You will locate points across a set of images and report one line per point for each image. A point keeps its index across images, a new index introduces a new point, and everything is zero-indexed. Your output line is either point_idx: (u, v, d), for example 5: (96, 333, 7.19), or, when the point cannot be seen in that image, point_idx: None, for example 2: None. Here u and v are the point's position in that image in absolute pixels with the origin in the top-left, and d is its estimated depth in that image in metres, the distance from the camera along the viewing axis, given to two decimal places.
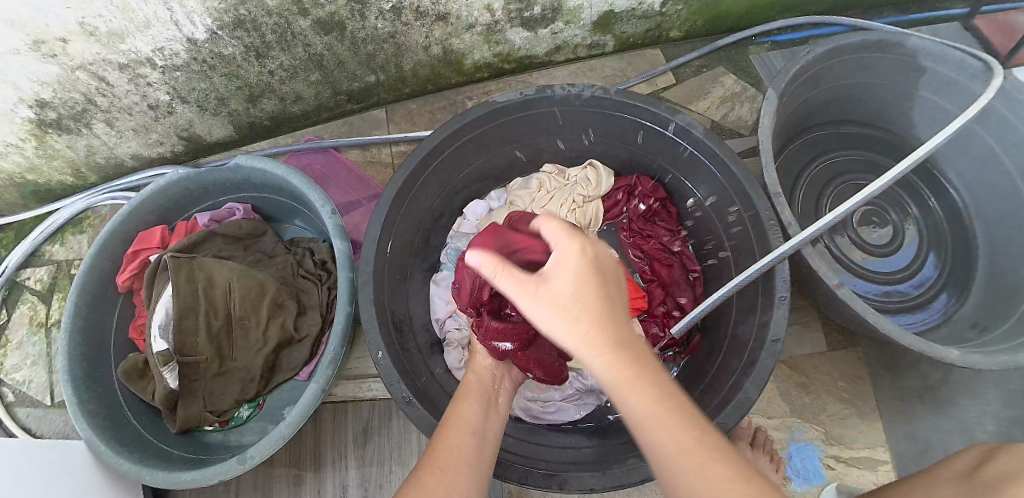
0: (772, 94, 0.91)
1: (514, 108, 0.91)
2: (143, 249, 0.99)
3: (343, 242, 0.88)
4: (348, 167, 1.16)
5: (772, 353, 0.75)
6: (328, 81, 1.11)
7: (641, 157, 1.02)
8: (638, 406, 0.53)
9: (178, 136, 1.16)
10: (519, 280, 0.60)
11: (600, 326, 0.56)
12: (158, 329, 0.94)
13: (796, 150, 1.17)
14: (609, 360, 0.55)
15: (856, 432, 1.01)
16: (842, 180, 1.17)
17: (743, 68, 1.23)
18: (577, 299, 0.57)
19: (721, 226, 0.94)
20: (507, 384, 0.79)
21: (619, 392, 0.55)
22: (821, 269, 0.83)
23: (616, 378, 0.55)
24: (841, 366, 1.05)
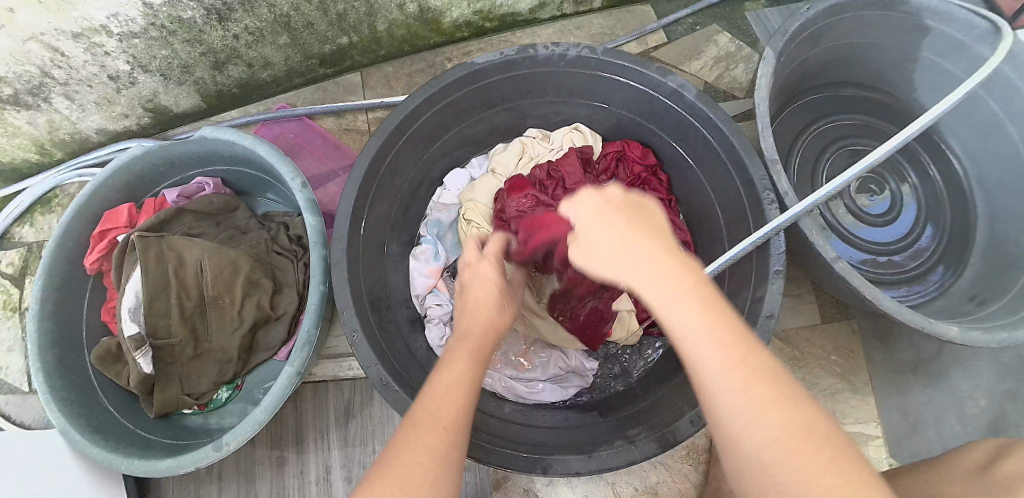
0: (769, 52, 0.85)
1: (493, 70, 0.85)
2: (110, 230, 0.95)
3: (316, 217, 0.84)
4: (323, 136, 1.10)
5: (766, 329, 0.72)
6: (297, 44, 1.04)
7: (630, 120, 0.96)
8: (740, 400, 0.44)
9: (143, 108, 1.10)
10: (590, 230, 0.56)
11: (667, 259, 0.52)
12: (127, 313, 0.90)
13: (795, 110, 1.11)
14: (690, 314, 0.48)
15: (849, 407, 1.00)
16: (842, 142, 1.12)
17: (739, 25, 1.16)
18: (605, 209, 0.58)
19: (714, 195, 0.90)
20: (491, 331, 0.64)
21: (702, 367, 0.46)
22: (820, 242, 0.79)
23: (696, 339, 0.47)
24: (835, 337, 1.03)
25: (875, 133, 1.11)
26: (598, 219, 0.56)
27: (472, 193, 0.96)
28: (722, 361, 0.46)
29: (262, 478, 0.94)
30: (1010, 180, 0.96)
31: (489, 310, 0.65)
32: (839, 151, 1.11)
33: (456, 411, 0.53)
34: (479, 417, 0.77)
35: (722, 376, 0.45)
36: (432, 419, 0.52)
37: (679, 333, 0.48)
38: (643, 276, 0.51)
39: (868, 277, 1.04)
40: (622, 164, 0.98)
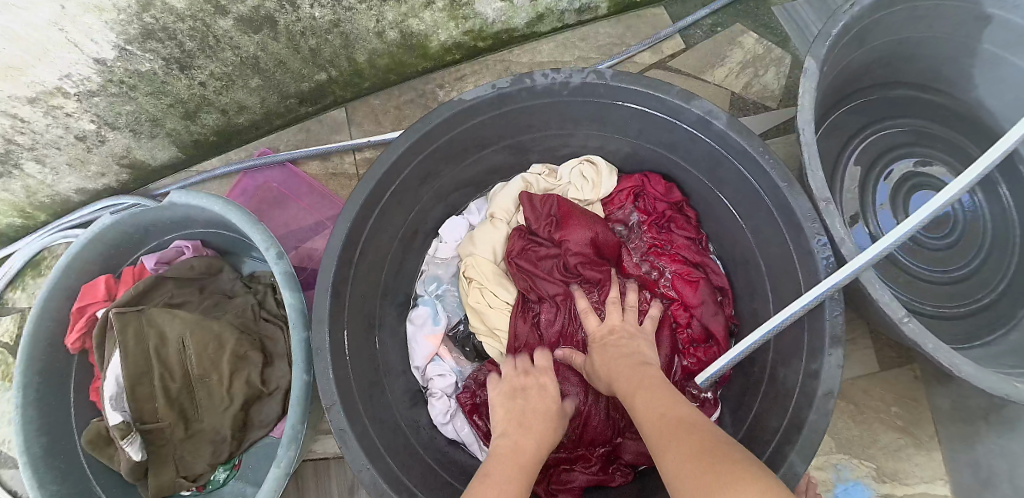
0: (812, 63, 0.71)
1: (485, 106, 0.74)
2: (88, 305, 0.91)
3: (296, 293, 0.75)
4: (307, 183, 0.96)
5: (823, 411, 0.63)
6: (272, 85, 0.93)
7: (647, 152, 0.84)
8: (655, 426, 0.54)
9: (120, 164, 1.02)
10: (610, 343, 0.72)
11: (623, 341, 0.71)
12: (109, 401, 0.85)
13: (844, 115, 0.96)
14: (629, 358, 0.67)
15: (911, 465, 0.87)
16: (895, 152, 0.96)
17: (766, 23, 1.02)
18: (627, 367, 0.66)
19: (754, 242, 0.79)
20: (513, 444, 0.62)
21: (645, 421, 0.56)
22: (886, 299, 0.66)
23: (641, 406, 0.58)
24: (894, 386, 0.90)
25: (932, 137, 0.96)
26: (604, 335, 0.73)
27: (471, 246, 0.85)
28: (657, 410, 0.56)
29: None
30: None
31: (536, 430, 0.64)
32: (890, 165, 0.96)
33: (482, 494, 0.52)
34: None
35: (648, 422, 0.56)
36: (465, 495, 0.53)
37: (633, 406, 0.60)
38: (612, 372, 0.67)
39: (930, 316, 0.89)
40: (642, 200, 0.86)
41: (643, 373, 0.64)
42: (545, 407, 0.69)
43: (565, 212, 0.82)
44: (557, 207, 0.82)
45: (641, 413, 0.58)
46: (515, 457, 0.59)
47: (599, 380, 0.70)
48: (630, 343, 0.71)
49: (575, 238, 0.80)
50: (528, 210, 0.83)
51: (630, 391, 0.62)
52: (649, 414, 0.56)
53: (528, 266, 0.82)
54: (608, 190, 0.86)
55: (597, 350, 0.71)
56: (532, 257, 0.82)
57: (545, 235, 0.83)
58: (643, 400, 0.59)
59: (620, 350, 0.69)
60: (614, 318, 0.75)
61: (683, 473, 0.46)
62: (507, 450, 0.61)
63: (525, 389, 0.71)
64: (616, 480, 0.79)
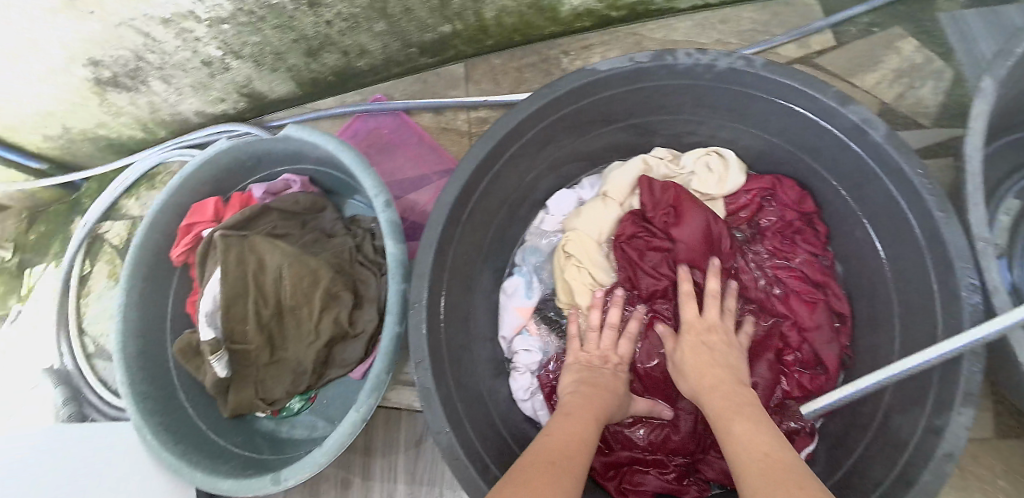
0: (988, 84, 0.65)
1: (619, 79, 0.71)
2: (196, 223, 0.95)
3: (398, 244, 0.76)
4: (418, 135, 0.96)
5: (938, 473, 0.61)
6: (396, 31, 0.92)
7: (786, 153, 0.80)
8: (732, 438, 0.54)
9: (239, 93, 1.05)
10: (694, 341, 0.69)
11: (709, 344, 0.68)
12: (205, 316, 0.89)
13: (1003, 145, 0.87)
14: (716, 362, 0.65)
15: None
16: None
17: (929, 30, 0.92)
18: (707, 376, 0.64)
19: (891, 273, 0.74)
20: (585, 407, 0.62)
21: (724, 430, 0.56)
22: None
23: (720, 416, 0.57)
24: (1016, 457, 0.83)
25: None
26: (689, 334, 0.69)
27: (576, 221, 0.83)
28: (738, 424, 0.55)
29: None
30: None
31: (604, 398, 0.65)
32: None
33: (569, 449, 0.53)
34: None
35: (729, 431, 0.55)
36: (544, 444, 0.54)
37: (711, 414, 0.59)
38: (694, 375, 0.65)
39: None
40: (771, 204, 0.82)
41: (736, 395, 0.60)
42: (618, 390, 0.69)
43: (679, 202, 0.78)
44: (672, 196, 0.78)
45: (737, 439, 0.53)
46: (582, 420, 0.60)
47: (683, 376, 0.67)
48: (724, 353, 0.67)
49: (683, 231, 0.77)
50: (645, 196, 0.80)
51: (722, 421, 0.57)
52: (745, 447, 0.51)
53: (635, 253, 0.79)
54: (733, 188, 0.81)
55: (689, 342, 0.68)
56: (641, 245, 0.80)
57: (654, 222, 0.79)
58: (742, 433, 0.54)
59: (715, 358, 0.66)
60: (713, 315, 0.70)
61: (760, 482, 0.46)
62: (578, 399, 0.64)
63: (602, 366, 0.71)
64: (690, 492, 0.76)
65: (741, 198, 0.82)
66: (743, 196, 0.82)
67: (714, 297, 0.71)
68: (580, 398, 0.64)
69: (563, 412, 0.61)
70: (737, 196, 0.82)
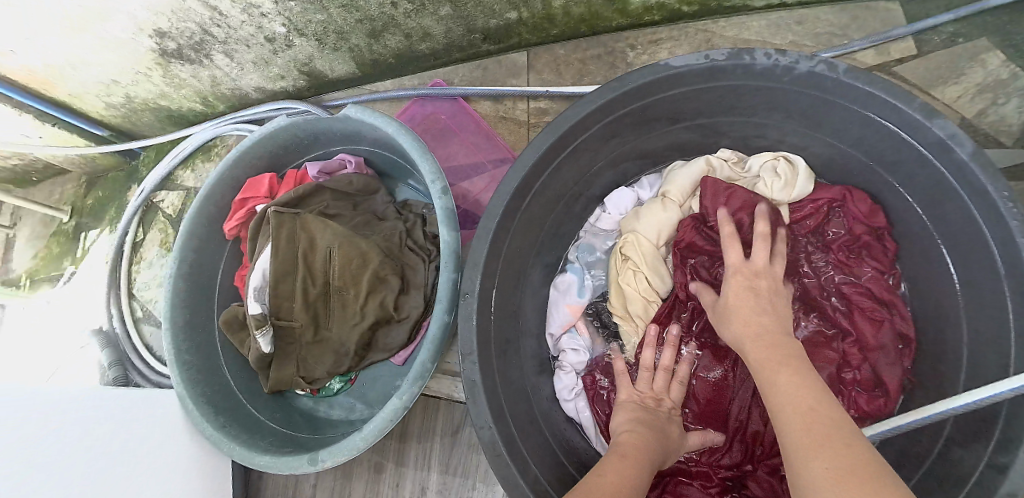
0: None
1: (693, 76, 0.68)
2: (250, 199, 0.96)
3: (453, 233, 0.74)
4: (474, 120, 0.93)
5: None
6: (460, 16, 0.90)
7: (863, 165, 0.75)
8: (781, 402, 0.53)
9: (299, 70, 1.05)
10: (742, 285, 0.66)
11: (760, 290, 0.65)
12: (253, 291, 0.91)
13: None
14: (763, 308, 0.63)
15: None
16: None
17: (1021, 43, 0.84)
18: (755, 330, 0.62)
19: (964, 302, 0.69)
20: (634, 445, 0.61)
21: (771, 392, 0.55)
22: None
23: (768, 375, 0.57)
24: None
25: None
26: (736, 283, 0.67)
27: (636, 222, 0.80)
28: (785, 387, 0.54)
29: (359, 479, 0.91)
30: None
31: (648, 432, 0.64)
32: None
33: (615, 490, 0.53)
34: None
35: (777, 393, 0.54)
36: (592, 484, 0.53)
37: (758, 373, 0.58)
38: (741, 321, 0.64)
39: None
40: (838, 216, 0.77)
41: (782, 346, 0.59)
42: (672, 434, 0.67)
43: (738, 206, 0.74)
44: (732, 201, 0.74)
45: (781, 406, 0.52)
46: (631, 456, 0.59)
47: (726, 321, 0.66)
48: (773, 302, 0.64)
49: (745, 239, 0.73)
50: (710, 204, 0.76)
51: (767, 371, 0.57)
52: (791, 404, 0.52)
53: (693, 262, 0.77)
54: (800, 194, 0.77)
55: (733, 288, 0.66)
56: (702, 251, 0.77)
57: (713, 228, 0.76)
58: (783, 394, 0.53)
59: (759, 305, 0.64)
60: (761, 259, 0.67)
61: (811, 462, 0.45)
62: (626, 440, 0.62)
63: (657, 411, 0.69)
64: None
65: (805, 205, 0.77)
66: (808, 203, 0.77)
67: (763, 240, 0.68)
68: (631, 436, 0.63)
69: (619, 453, 0.60)
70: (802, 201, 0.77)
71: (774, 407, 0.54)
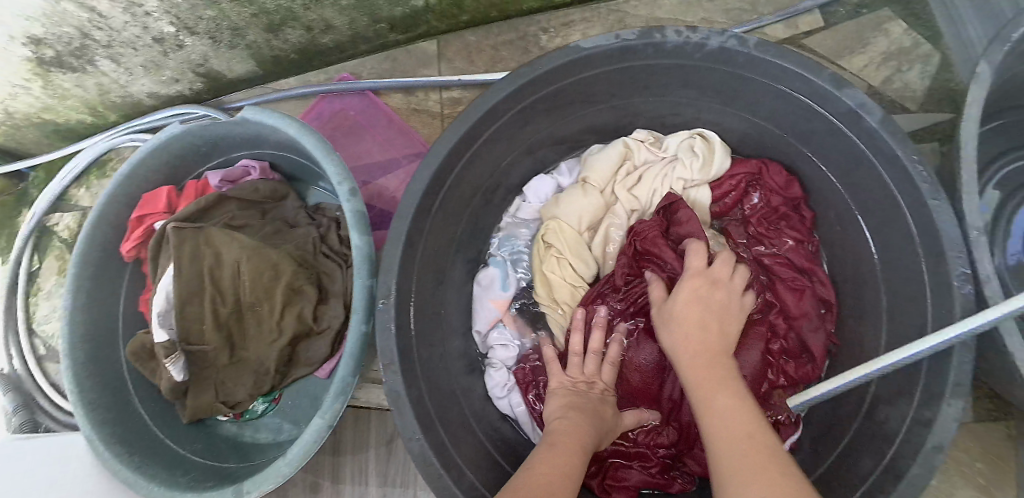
0: (983, 70, 0.64)
1: (605, 57, 0.66)
2: (147, 216, 0.88)
3: (364, 237, 0.70)
4: (387, 115, 0.89)
5: (929, 466, 0.58)
6: (363, 5, 0.84)
7: (776, 136, 0.75)
8: (717, 421, 0.51)
9: (195, 72, 0.97)
10: (688, 294, 0.64)
11: (701, 302, 0.63)
12: (158, 317, 0.84)
13: (984, 133, 0.87)
14: (704, 321, 0.61)
15: None
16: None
17: (919, 11, 0.86)
18: (692, 345, 0.60)
19: (880, 266, 0.70)
20: (569, 433, 0.58)
21: (707, 412, 0.53)
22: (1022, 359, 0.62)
23: (706, 395, 0.55)
24: (984, 439, 0.84)
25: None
26: (687, 294, 0.63)
27: (555, 209, 0.78)
28: (722, 410, 0.52)
29: None
30: None
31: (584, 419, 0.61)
32: None
33: (549, 485, 0.50)
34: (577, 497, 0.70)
35: (712, 415, 0.52)
36: (527, 482, 0.50)
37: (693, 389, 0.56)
38: (679, 331, 0.61)
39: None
40: (756, 189, 0.78)
41: (721, 365, 0.58)
42: (606, 415, 0.65)
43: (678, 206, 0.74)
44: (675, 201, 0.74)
45: (716, 429, 0.51)
46: (566, 448, 0.56)
47: (667, 325, 0.63)
48: (723, 311, 0.63)
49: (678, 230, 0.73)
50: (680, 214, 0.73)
51: (704, 392, 0.55)
52: (727, 429, 0.50)
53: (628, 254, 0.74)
54: (718, 172, 0.76)
55: (689, 289, 0.63)
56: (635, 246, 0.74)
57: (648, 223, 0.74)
58: (722, 412, 0.52)
59: (709, 311, 0.62)
60: (722, 269, 0.66)
61: (744, 489, 0.44)
62: (562, 430, 0.59)
63: (586, 392, 0.66)
64: (674, 486, 0.73)
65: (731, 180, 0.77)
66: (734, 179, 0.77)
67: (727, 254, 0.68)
68: (566, 426, 0.60)
69: (546, 443, 0.57)
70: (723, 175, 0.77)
71: (708, 428, 0.52)
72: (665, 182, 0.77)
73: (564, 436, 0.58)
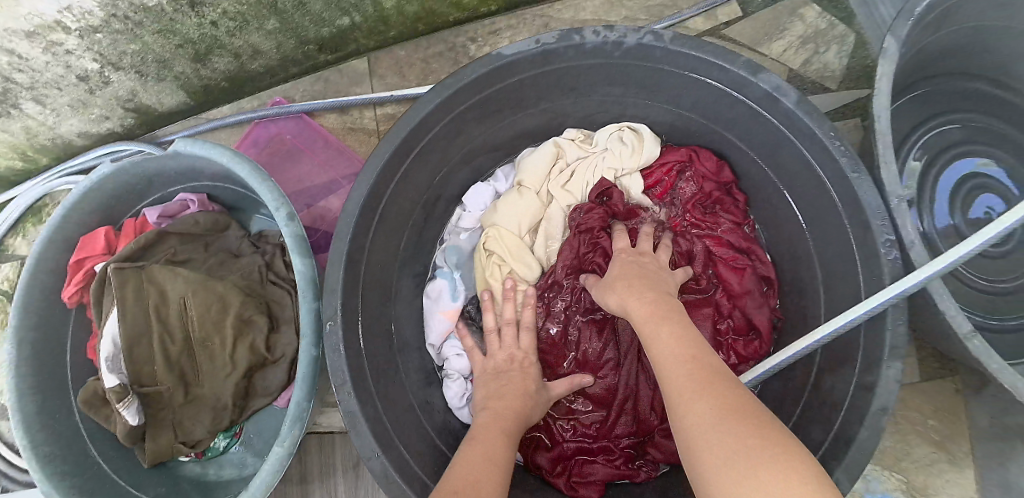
0: (890, 45, 0.64)
1: (528, 62, 0.66)
2: (87, 259, 0.86)
3: (307, 260, 0.68)
4: (324, 137, 0.90)
5: (874, 428, 0.58)
6: (288, 28, 0.84)
7: (702, 125, 0.77)
8: (660, 353, 0.52)
9: (125, 108, 0.94)
10: (624, 262, 0.66)
11: (636, 264, 0.65)
12: (106, 363, 0.80)
13: (901, 107, 0.92)
14: (640, 275, 0.63)
15: (942, 481, 0.84)
16: (953, 152, 0.90)
17: None
18: (634, 288, 0.61)
19: (813, 242, 0.72)
20: (493, 421, 0.60)
21: (652, 346, 0.54)
22: (953, 312, 0.61)
23: (647, 329, 0.55)
24: (933, 397, 0.87)
25: (1009, 142, 0.87)
26: (619, 262, 0.66)
27: (498, 213, 0.78)
28: (665, 339, 0.53)
29: None
30: None
31: (511, 405, 0.63)
32: (952, 162, 0.90)
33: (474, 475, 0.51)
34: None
35: (657, 346, 0.53)
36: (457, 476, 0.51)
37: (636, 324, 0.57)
38: (616, 288, 0.63)
39: (992, 331, 0.83)
40: (687, 176, 0.79)
41: (663, 301, 0.58)
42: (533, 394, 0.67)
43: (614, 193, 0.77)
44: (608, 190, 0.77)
45: (663, 356, 0.52)
46: (494, 437, 0.57)
47: (607, 289, 0.64)
48: (657, 274, 0.64)
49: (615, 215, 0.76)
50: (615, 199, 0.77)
51: (649, 324, 0.55)
52: (673, 357, 0.50)
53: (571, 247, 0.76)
54: (648, 157, 0.78)
55: (620, 262, 0.66)
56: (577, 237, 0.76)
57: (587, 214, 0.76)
58: (664, 339, 0.53)
59: (643, 275, 0.63)
60: (646, 244, 0.69)
61: (697, 408, 0.45)
62: (490, 417, 0.61)
63: (508, 370, 0.69)
64: (640, 475, 0.73)
65: (665, 164, 0.79)
66: (668, 162, 0.78)
67: (647, 235, 0.71)
68: (491, 414, 0.62)
69: (471, 436, 0.58)
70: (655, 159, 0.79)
71: (656, 357, 0.52)
72: (597, 173, 0.79)
73: (486, 425, 0.60)
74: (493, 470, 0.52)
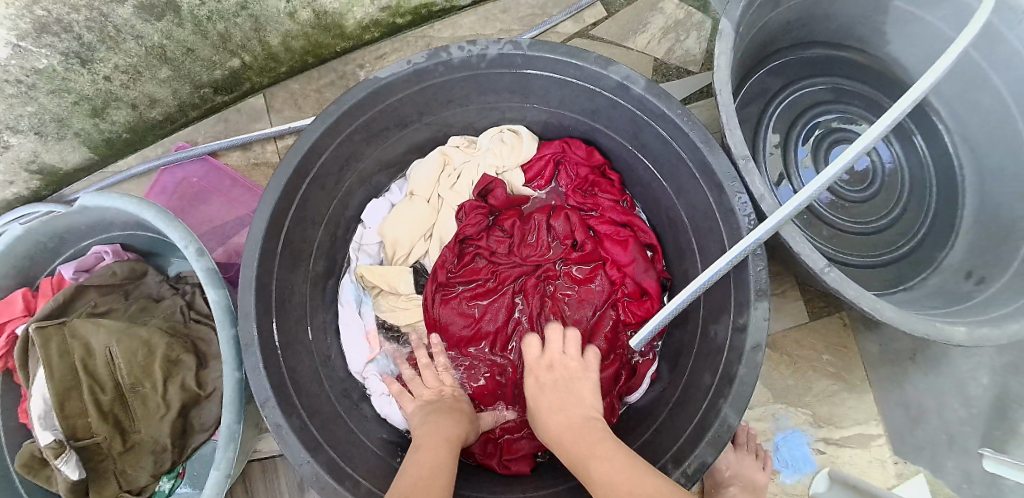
0: (728, 25, 0.70)
1: (404, 82, 0.72)
2: (7, 323, 0.86)
3: (221, 291, 0.71)
4: (228, 176, 0.94)
5: (752, 364, 0.65)
6: (182, 75, 0.88)
7: (572, 119, 0.84)
8: (595, 466, 0.54)
9: (28, 171, 0.91)
10: (545, 378, 0.71)
11: (553, 385, 0.69)
12: (39, 421, 0.81)
13: (764, 77, 0.98)
14: (562, 397, 0.67)
15: (845, 409, 0.94)
16: (815, 111, 0.99)
17: None
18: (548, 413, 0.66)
19: (683, 209, 0.79)
20: (439, 435, 0.64)
21: (585, 463, 0.56)
22: (806, 250, 0.67)
23: (577, 452, 0.58)
24: (824, 335, 0.96)
25: (856, 97, 0.99)
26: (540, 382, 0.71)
27: (397, 223, 0.84)
28: (599, 458, 0.55)
29: None
30: (999, 136, 0.85)
31: (452, 429, 0.66)
32: (811, 122, 0.99)
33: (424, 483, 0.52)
34: (472, 479, 0.74)
35: (592, 461, 0.55)
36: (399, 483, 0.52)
37: (570, 451, 0.59)
38: (544, 415, 0.66)
39: (868, 267, 0.94)
40: (565, 165, 0.87)
41: (589, 425, 0.62)
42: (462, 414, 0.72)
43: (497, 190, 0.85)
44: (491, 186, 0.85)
45: (598, 467, 0.54)
46: (434, 453, 0.59)
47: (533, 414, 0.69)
48: (571, 384, 0.69)
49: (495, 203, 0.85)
50: (496, 190, 0.85)
51: (578, 448, 0.59)
52: (609, 470, 0.53)
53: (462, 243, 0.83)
54: (526, 155, 0.86)
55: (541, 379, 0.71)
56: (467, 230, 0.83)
57: (471, 210, 0.84)
58: (597, 459, 0.55)
59: (561, 391, 0.68)
60: (560, 350, 0.74)
61: None
62: (430, 431, 0.64)
63: (441, 400, 0.74)
64: None
65: (543, 154, 0.86)
66: (546, 152, 0.86)
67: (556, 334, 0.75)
68: (434, 430, 0.65)
69: (414, 449, 0.61)
70: (536, 151, 0.87)
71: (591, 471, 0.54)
72: (479, 172, 0.86)
73: (423, 439, 0.63)
74: (438, 475, 0.55)
